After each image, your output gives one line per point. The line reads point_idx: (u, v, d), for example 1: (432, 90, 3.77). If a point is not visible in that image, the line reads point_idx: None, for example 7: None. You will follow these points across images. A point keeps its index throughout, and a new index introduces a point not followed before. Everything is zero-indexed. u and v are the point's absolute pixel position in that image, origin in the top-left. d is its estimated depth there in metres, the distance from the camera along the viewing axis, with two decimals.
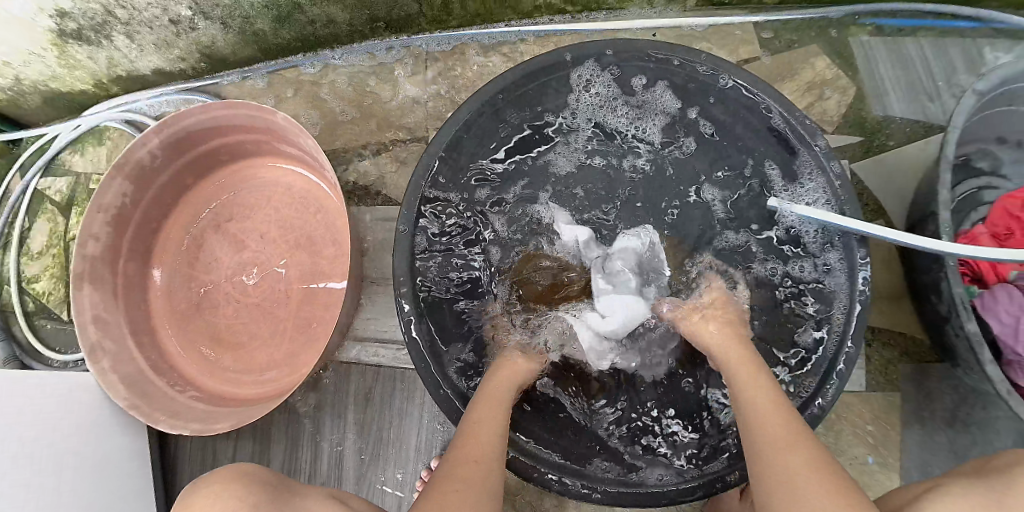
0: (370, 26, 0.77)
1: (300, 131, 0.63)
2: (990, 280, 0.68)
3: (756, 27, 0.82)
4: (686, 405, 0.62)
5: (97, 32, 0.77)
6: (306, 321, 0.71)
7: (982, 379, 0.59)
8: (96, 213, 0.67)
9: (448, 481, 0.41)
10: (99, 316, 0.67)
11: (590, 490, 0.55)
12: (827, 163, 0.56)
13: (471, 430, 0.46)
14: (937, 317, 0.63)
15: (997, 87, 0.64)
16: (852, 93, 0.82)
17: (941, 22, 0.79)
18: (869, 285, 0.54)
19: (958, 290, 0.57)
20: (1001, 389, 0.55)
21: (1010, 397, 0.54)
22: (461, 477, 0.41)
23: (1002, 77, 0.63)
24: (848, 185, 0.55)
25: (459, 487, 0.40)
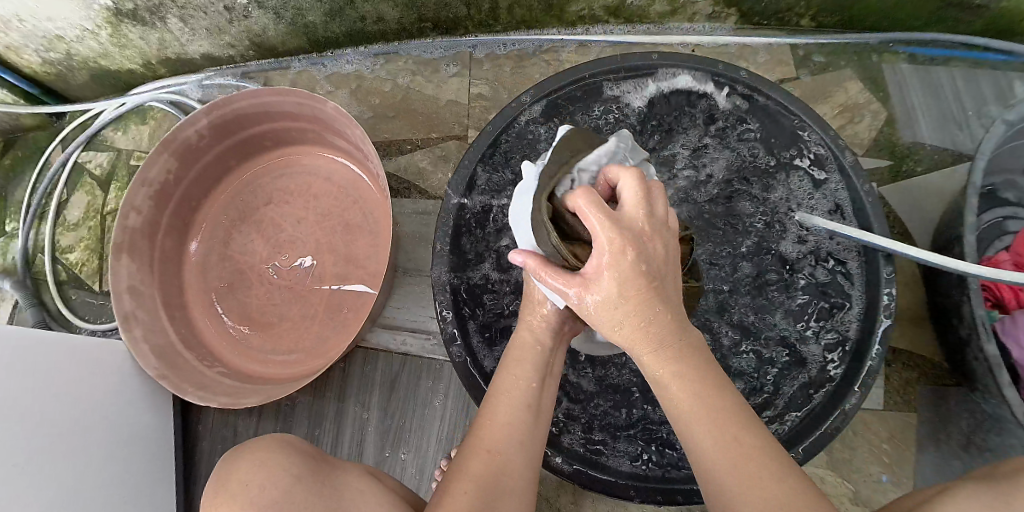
0: (418, 25, 0.80)
1: (347, 120, 0.65)
2: (1010, 304, 0.68)
3: (791, 51, 0.85)
4: None
5: (153, 14, 0.80)
6: (337, 306, 0.73)
7: (999, 403, 0.60)
8: (140, 187, 0.69)
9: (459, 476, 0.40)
10: (135, 287, 0.69)
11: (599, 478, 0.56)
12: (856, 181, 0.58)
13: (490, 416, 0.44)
14: (957, 340, 0.64)
15: None
16: (883, 118, 0.83)
17: (972, 54, 0.80)
18: (893, 301, 0.55)
19: (981, 312, 0.59)
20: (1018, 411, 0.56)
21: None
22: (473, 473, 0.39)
23: None
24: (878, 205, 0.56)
25: (471, 485, 0.39)
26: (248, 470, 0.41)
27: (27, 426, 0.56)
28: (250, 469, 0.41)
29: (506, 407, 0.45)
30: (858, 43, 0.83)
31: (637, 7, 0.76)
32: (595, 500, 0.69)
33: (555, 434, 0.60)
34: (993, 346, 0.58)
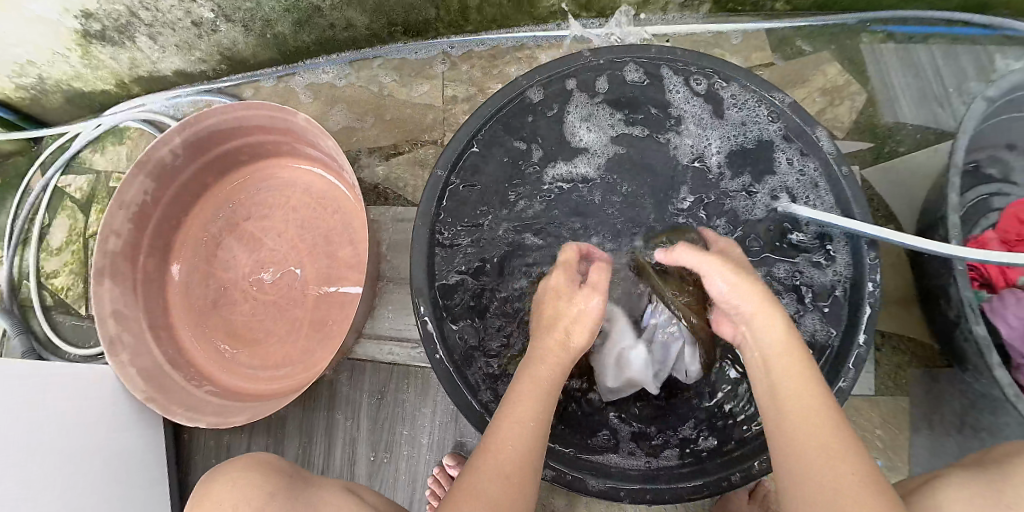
0: (388, 30, 0.79)
1: (320, 131, 0.65)
2: (998, 284, 0.69)
3: (767, 35, 0.84)
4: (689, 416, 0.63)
5: (121, 33, 0.79)
6: (321, 319, 0.72)
7: (990, 384, 0.60)
8: (117, 209, 0.68)
9: (468, 495, 0.38)
10: (118, 310, 0.68)
11: (590, 484, 0.54)
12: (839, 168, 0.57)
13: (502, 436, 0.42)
14: (947, 322, 0.63)
15: (1006, 95, 0.66)
16: (864, 99, 0.83)
17: (952, 29, 0.81)
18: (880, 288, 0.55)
19: (966, 294, 0.58)
20: (1009, 392, 0.55)
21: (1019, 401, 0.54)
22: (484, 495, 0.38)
23: (1011, 84, 0.64)
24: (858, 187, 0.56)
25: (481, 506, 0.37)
26: (221, 497, 0.42)
27: (21, 456, 0.56)
28: (234, 489, 0.43)
29: (524, 424, 0.43)
30: (835, 25, 0.83)
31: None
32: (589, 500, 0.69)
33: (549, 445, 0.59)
34: (983, 326, 0.57)
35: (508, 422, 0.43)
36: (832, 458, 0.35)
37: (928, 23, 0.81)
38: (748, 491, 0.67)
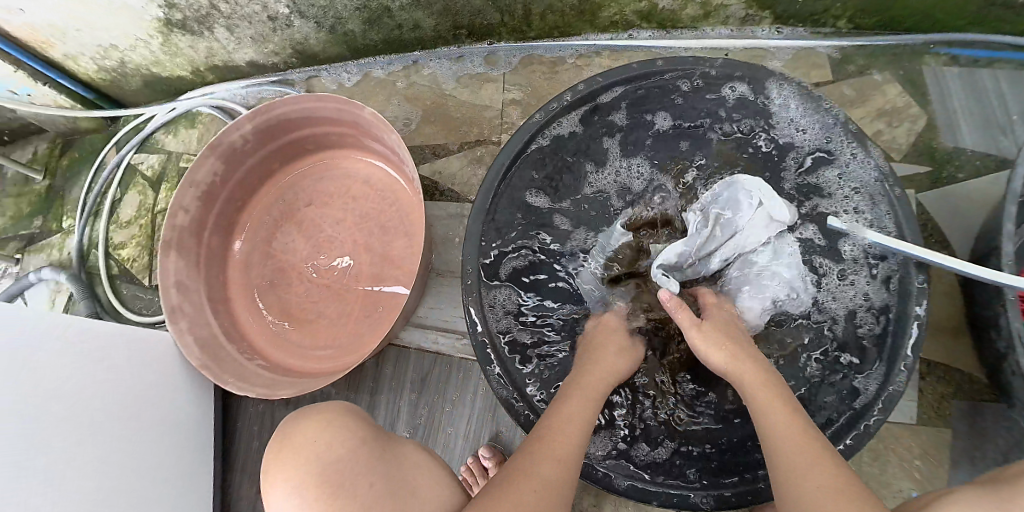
0: (453, 32, 0.82)
1: (384, 125, 0.68)
2: None
3: (830, 52, 0.84)
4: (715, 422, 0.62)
5: (201, 23, 0.84)
6: (370, 305, 0.75)
7: None
8: (187, 188, 0.73)
9: (525, 474, 0.40)
10: (182, 281, 0.73)
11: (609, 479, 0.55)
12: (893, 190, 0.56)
13: (552, 430, 0.45)
14: (996, 354, 0.63)
15: None
16: (924, 121, 0.83)
17: (1022, 55, 0.78)
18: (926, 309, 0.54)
19: (1018, 324, 0.58)
20: None
21: None
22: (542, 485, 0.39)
23: None
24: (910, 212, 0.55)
25: (537, 487, 0.39)
26: (321, 436, 0.44)
27: (81, 412, 0.60)
28: (329, 435, 0.44)
29: (574, 418, 0.47)
30: (895, 45, 0.83)
31: (670, 11, 0.76)
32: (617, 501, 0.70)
33: None
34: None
35: (563, 413, 0.47)
36: (813, 462, 0.39)
37: (994, 47, 0.79)
38: None
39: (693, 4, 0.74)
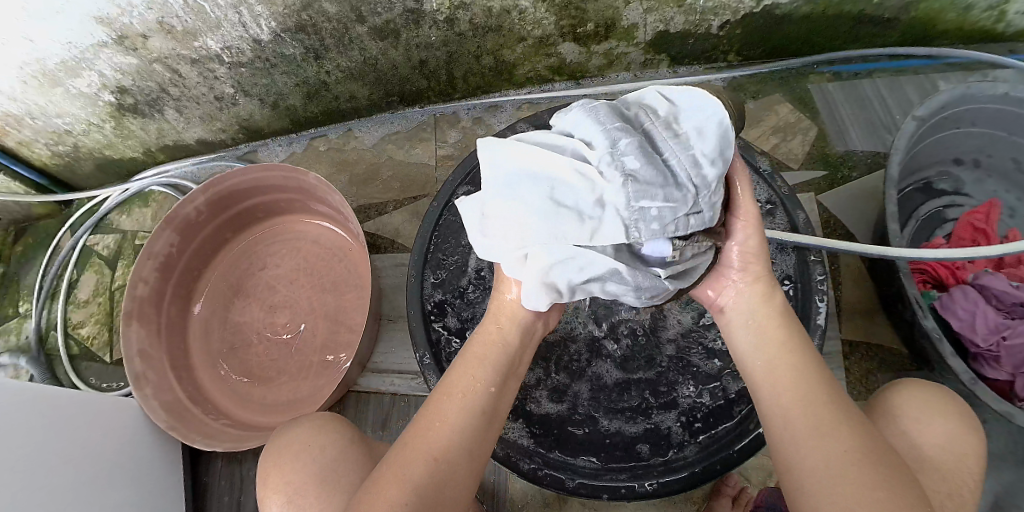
0: (386, 99, 0.90)
1: (327, 187, 0.75)
2: (949, 282, 0.86)
3: (722, 85, 0.96)
4: (660, 423, 0.68)
5: (152, 106, 0.89)
6: (329, 357, 0.79)
7: (954, 377, 0.74)
8: (146, 260, 0.77)
9: (403, 452, 0.43)
10: (144, 351, 0.75)
11: (572, 481, 0.64)
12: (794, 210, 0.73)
13: (423, 426, 0.44)
14: (907, 324, 0.79)
15: (937, 111, 0.86)
16: (813, 134, 0.95)
17: (896, 63, 0.96)
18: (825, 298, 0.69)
19: (914, 291, 0.76)
20: (963, 376, 0.70)
21: (972, 383, 0.70)
22: (406, 480, 0.40)
23: (938, 104, 0.85)
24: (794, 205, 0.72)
25: (399, 483, 0.40)
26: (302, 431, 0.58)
27: (40, 492, 0.61)
28: (305, 434, 0.58)
29: (445, 420, 0.44)
30: (779, 70, 0.96)
31: (577, 64, 0.86)
32: None
33: (529, 441, 0.68)
34: (930, 320, 0.74)
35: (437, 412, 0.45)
36: (824, 441, 0.40)
37: (872, 60, 0.96)
38: (731, 499, 0.72)
39: (595, 55, 0.85)
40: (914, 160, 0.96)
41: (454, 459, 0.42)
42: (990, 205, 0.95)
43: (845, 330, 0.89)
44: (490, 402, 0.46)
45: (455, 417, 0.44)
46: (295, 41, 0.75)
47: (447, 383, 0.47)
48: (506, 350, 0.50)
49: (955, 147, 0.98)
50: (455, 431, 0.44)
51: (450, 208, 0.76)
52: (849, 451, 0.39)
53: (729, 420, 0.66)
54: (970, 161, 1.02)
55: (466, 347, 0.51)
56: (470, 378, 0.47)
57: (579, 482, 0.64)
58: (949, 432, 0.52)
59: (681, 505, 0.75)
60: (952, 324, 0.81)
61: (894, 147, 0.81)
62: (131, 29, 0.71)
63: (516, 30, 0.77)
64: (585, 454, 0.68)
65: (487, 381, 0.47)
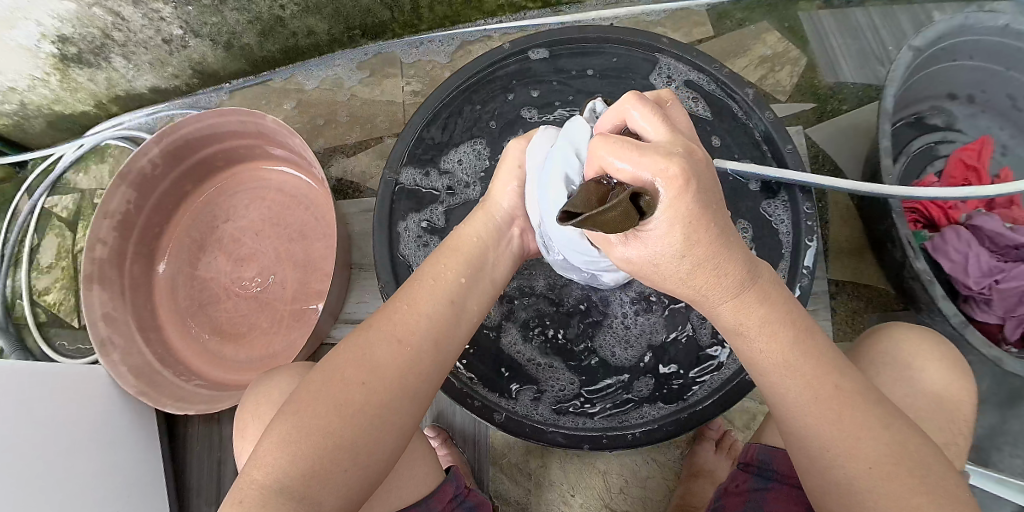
0: (347, 34, 0.83)
1: (286, 130, 0.70)
2: (941, 222, 0.83)
3: (707, 11, 0.89)
4: (675, 358, 0.67)
5: (97, 54, 0.82)
6: (300, 310, 0.76)
7: (942, 318, 0.73)
8: (103, 219, 0.72)
9: (334, 372, 0.38)
10: (109, 314, 0.72)
11: (601, 441, 0.60)
12: (783, 142, 0.67)
13: (355, 346, 0.40)
14: (896, 263, 0.77)
15: (935, 43, 0.81)
16: (803, 64, 0.89)
17: None
18: (815, 228, 0.67)
19: (905, 231, 0.73)
20: (954, 320, 0.69)
21: (962, 326, 0.69)
22: (367, 360, 0.39)
23: (935, 34, 0.80)
24: (781, 125, 0.67)
25: (323, 409, 0.36)
26: (261, 391, 0.55)
27: (12, 465, 0.59)
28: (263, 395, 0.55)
29: (382, 335, 0.40)
30: None
31: None
32: (563, 462, 0.74)
33: (542, 404, 0.66)
34: (922, 261, 0.72)
35: (377, 329, 0.41)
36: (844, 433, 0.36)
37: None
38: (715, 442, 0.72)
39: None
40: (908, 94, 0.91)
41: (420, 341, 0.41)
42: (983, 142, 0.91)
43: (834, 271, 0.86)
44: (459, 291, 0.46)
45: (425, 304, 0.43)
46: None
47: (420, 273, 0.46)
48: (482, 249, 0.50)
49: (948, 80, 0.94)
50: (388, 352, 0.39)
51: (413, 148, 0.72)
52: (864, 429, 0.36)
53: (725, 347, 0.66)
54: (964, 96, 0.98)
55: (443, 244, 0.51)
56: (441, 268, 0.47)
57: (609, 433, 0.61)
58: (924, 372, 0.52)
59: (665, 449, 0.74)
60: (944, 266, 0.78)
61: (889, 79, 0.76)
62: None
63: None
64: (572, 404, 0.66)
65: (457, 272, 0.47)
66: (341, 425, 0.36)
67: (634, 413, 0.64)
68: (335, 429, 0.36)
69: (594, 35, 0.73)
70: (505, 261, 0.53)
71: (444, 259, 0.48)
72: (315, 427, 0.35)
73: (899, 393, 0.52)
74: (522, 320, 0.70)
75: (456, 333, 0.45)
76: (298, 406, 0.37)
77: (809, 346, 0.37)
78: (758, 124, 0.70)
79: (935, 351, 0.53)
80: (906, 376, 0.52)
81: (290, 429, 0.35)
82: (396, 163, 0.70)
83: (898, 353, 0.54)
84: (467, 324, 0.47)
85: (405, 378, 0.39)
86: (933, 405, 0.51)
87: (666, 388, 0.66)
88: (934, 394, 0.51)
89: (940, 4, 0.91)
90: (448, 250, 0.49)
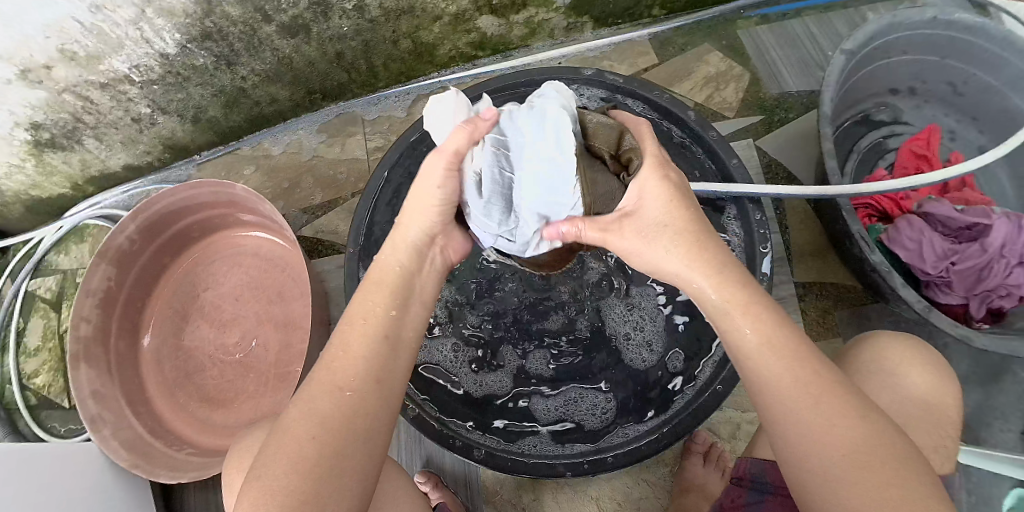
0: (308, 98, 0.88)
1: (256, 197, 0.73)
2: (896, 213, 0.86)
3: (650, 40, 0.93)
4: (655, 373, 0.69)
5: (70, 138, 0.84)
6: (286, 369, 0.78)
7: (907, 307, 0.76)
8: (85, 298, 0.74)
9: (287, 434, 0.40)
10: (97, 391, 0.73)
11: (592, 463, 0.63)
12: (728, 158, 0.72)
13: (304, 403, 0.41)
14: (856, 258, 0.79)
15: (868, 42, 0.85)
16: (746, 79, 0.93)
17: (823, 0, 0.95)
18: (767, 236, 0.70)
19: (857, 227, 0.76)
20: (917, 306, 0.72)
21: (927, 312, 0.71)
22: (314, 415, 0.40)
23: (867, 35, 0.84)
24: (724, 143, 0.71)
25: (283, 471, 0.38)
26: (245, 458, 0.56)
27: None
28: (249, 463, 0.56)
29: (326, 387, 0.42)
30: (708, 18, 0.93)
31: (499, 36, 0.85)
32: (557, 492, 0.75)
33: (532, 436, 0.67)
34: (876, 254, 0.74)
35: (320, 383, 0.42)
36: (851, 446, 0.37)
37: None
38: (702, 456, 0.73)
39: (516, 26, 0.83)
40: (850, 94, 0.95)
41: (361, 385, 0.42)
42: (930, 131, 0.95)
43: (801, 273, 0.88)
44: (392, 324, 0.46)
45: (359, 347, 0.44)
46: (202, 50, 0.73)
47: (351, 316, 0.46)
48: (405, 278, 0.49)
49: (888, 78, 0.98)
50: (332, 403, 0.41)
51: (379, 199, 0.74)
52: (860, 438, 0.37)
53: (697, 356, 0.69)
54: (906, 90, 1.02)
55: (365, 277, 0.49)
56: (369, 305, 0.47)
57: (601, 457, 0.64)
58: (905, 379, 0.54)
59: (655, 468, 0.76)
60: (901, 256, 0.81)
61: (824, 85, 0.80)
62: (34, 62, 0.66)
63: (430, 9, 0.75)
64: (561, 432, 0.68)
65: (384, 304, 0.47)
66: (299, 483, 0.37)
67: (609, 434, 0.66)
68: (297, 488, 0.37)
69: (541, 76, 0.77)
70: (432, 283, 0.52)
71: (371, 295, 0.47)
72: (276, 490, 0.37)
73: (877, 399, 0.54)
74: (485, 352, 0.72)
75: (396, 365, 0.45)
76: (259, 474, 0.38)
77: (789, 344, 0.40)
78: (703, 142, 0.74)
79: (916, 356, 0.56)
80: (887, 383, 0.55)
81: (255, 498, 0.37)
82: (363, 217, 0.73)
83: (877, 359, 0.56)
84: (406, 354, 0.47)
85: (353, 424, 0.41)
86: (910, 406, 0.54)
87: (649, 403, 0.68)
88: (903, 395, 0.54)
89: (869, 7, 0.96)
90: (370, 284, 0.48)
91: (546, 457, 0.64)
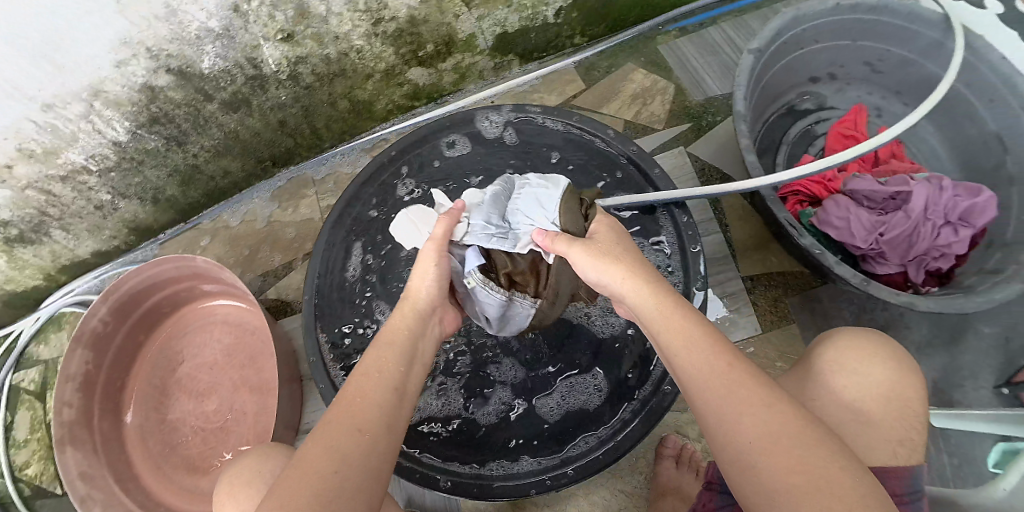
0: (259, 166, 0.92)
1: (217, 267, 0.76)
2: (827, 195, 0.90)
3: (575, 68, 0.99)
4: (610, 381, 0.73)
5: (37, 232, 0.87)
6: (265, 429, 0.80)
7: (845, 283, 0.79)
8: (65, 383, 0.76)
9: (301, 465, 0.39)
10: (85, 472, 0.75)
11: (560, 475, 0.66)
12: (653, 169, 0.76)
13: (320, 437, 0.41)
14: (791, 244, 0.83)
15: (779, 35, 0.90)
16: (671, 90, 0.98)
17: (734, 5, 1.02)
18: (695, 236, 0.74)
19: (783, 214, 0.80)
20: (854, 281, 0.76)
21: (864, 285, 0.75)
22: (332, 448, 0.40)
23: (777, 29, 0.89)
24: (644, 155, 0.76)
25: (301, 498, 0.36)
26: None
27: None
28: None
29: (340, 425, 0.42)
30: (627, 40, 1.00)
31: (431, 84, 0.92)
32: None
33: (504, 457, 0.69)
34: (806, 237, 0.78)
35: (336, 419, 0.43)
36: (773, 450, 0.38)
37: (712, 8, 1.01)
38: (673, 459, 0.76)
39: (445, 73, 0.90)
40: (772, 89, 1.00)
41: (375, 425, 0.43)
42: (856, 111, 1.00)
43: (748, 266, 0.92)
44: (402, 379, 0.49)
45: (373, 392, 0.46)
46: (153, 134, 0.77)
47: (361, 367, 0.49)
48: (412, 339, 0.53)
49: (807, 68, 1.04)
50: (348, 438, 0.41)
51: (331, 253, 0.77)
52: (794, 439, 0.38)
53: (648, 360, 0.73)
54: (827, 75, 1.07)
55: (377, 336, 0.53)
56: (380, 358, 0.49)
57: (572, 469, 0.66)
58: (852, 367, 0.57)
59: (629, 478, 0.78)
60: (833, 235, 0.85)
61: (735, 85, 0.84)
62: None
63: (360, 68, 0.82)
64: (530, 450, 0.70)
65: (397, 360, 0.50)
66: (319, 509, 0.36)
67: (572, 445, 0.69)
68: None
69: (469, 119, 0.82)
70: (430, 347, 0.56)
71: (378, 350, 0.50)
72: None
73: (833, 388, 0.57)
74: (445, 382, 0.75)
75: (405, 416, 0.47)
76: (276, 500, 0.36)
77: (731, 368, 0.43)
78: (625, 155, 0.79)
79: (886, 356, 0.58)
80: (833, 372, 0.57)
81: None
82: (315, 272, 0.75)
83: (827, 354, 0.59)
84: (410, 409, 0.49)
85: (369, 459, 0.41)
86: (854, 390, 0.56)
87: (609, 409, 0.71)
88: (845, 381, 0.56)
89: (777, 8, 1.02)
90: (382, 342, 0.52)
91: (518, 475, 0.67)
